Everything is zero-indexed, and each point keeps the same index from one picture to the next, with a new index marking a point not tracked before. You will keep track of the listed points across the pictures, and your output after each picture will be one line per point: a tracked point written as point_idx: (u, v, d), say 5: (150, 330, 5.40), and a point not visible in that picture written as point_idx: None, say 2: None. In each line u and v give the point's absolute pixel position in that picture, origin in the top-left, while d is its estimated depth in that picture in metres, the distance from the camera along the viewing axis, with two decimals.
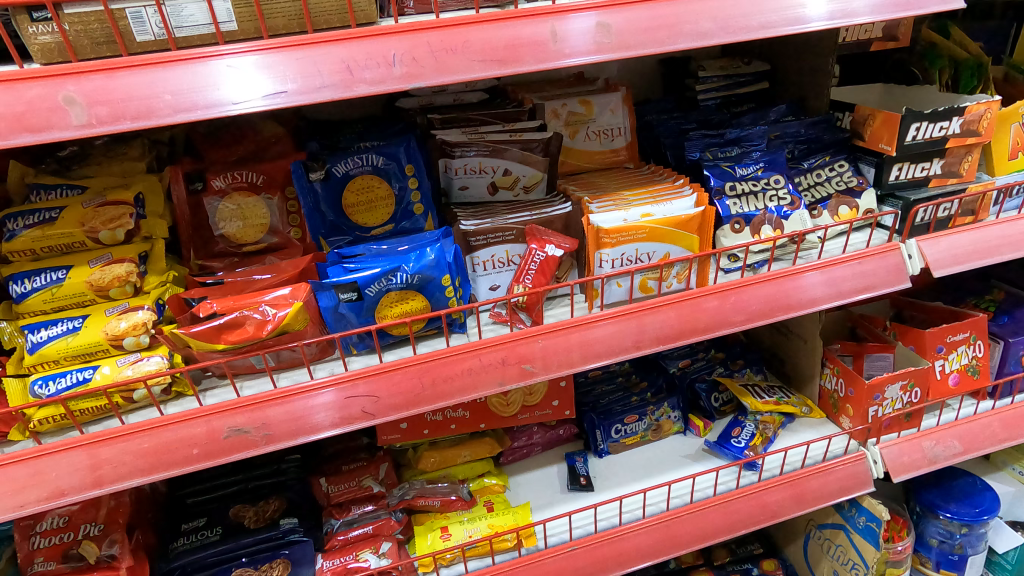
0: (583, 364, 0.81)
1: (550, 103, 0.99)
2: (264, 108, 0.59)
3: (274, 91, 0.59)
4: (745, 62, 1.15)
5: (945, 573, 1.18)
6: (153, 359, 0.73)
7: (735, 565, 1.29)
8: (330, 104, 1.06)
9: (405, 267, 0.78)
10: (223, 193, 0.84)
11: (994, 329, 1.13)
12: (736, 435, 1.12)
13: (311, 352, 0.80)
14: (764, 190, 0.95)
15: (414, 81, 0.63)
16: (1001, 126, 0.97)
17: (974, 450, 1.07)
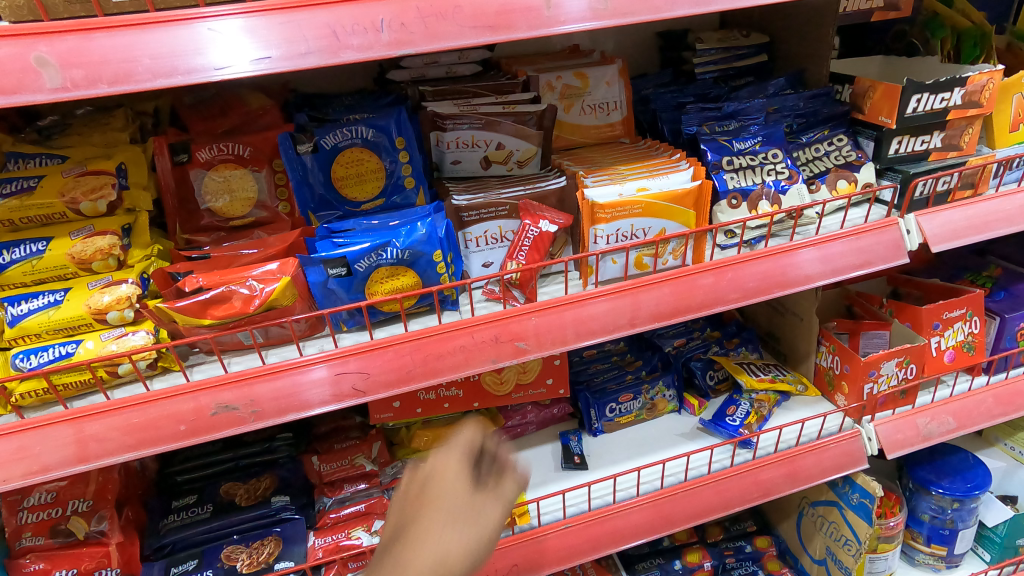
0: (577, 342, 0.80)
1: (545, 76, 0.97)
2: (249, 74, 0.57)
3: (259, 56, 0.57)
4: (743, 34, 1.12)
5: (935, 548, 1.18)
6: (139, 334, 0.71)
7: (729, 542, 1.30)
8: (320, 76, 1.04)
9: (396, 242, 0.76)
10: (209, 165, 0.82)
11: (991, 304, 1.12)
12: (731, 414, 1.11)
13: (300, 329, 0.79)
14: (761, 164, 0.93)
15: (403, 47, 0.61)
16: (1003, 97, 0.96)
17: (968, 425, 1.07)
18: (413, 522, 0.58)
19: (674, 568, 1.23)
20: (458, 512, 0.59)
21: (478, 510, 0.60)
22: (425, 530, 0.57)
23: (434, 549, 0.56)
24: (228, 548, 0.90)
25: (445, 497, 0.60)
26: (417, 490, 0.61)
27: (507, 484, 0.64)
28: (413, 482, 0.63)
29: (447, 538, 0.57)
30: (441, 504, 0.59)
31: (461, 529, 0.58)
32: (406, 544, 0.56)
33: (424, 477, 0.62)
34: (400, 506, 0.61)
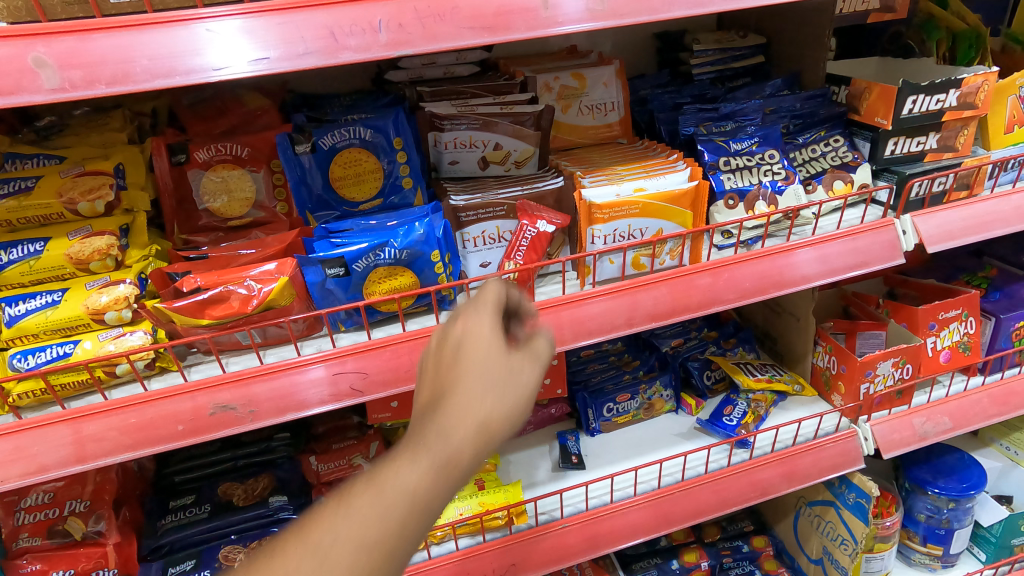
0: (575, 342, 0.80)
1: (542, 77, 0.97)
2: (247, 75, 0.57)
3: (257, 57, 0.57)
4: (740, 36, 1.13)
5: (931, 547, 1.19)
6: (137, 334, 0.72)
7: (726, 542, 1.31)
8: (318, 76, 1.04)
9: (394, 243, 0.76)
10: (207, 165, 0.82)
11: (987, 305, 1.13)
12: (728, 414, 1.12)
13: (298, 329, 0.79)
14: (758, 165, 0.93)
15: (401, 48, 0.61)
16: (998, 98, 0.96)
17: (964, 426, 1.08)
18: (444, 386, 0.48)
19: (672, 567, 1.24)
20: (496, 375, 0.49)
21: (519, 371, 0.50)
22: (458, 394, 0.47)
23: (473, 414, 0.46)
24: (225, 549, 0.90)
25: (479, 356, 0.49)
26: (445, 354, 0.51)
27: (542, 343, 0.54)
28: (438, 344, 0.52)
29: (486, 402, 0.47)
30: (473, 364, 0.49)
31: (500, 392, 0.48)
32: (441, 410, 0.47)
33: (452, 339, 0.51)
34: (428, 372, 0.51)
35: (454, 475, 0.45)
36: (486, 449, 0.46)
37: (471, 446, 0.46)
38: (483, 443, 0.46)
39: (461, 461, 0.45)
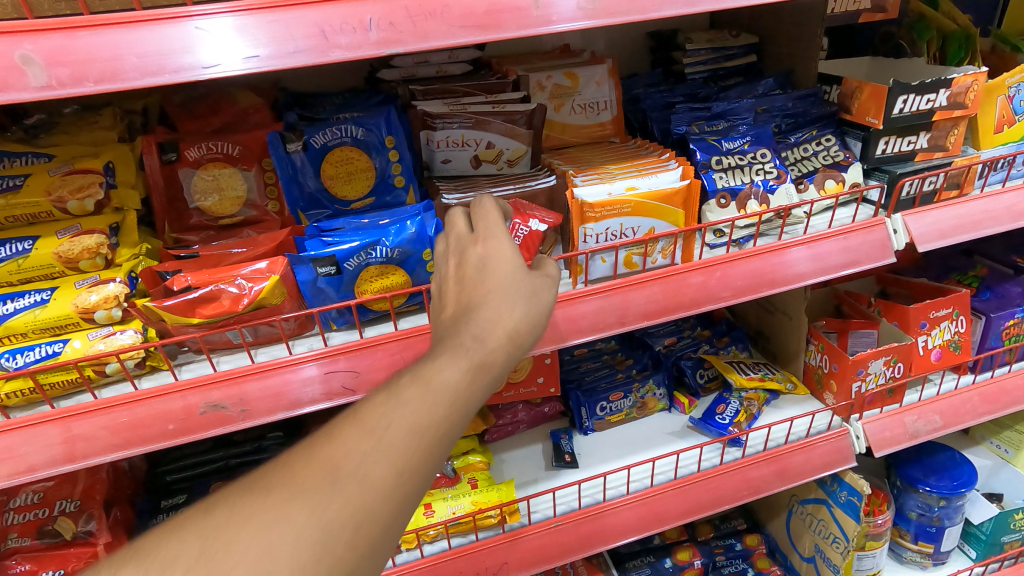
0: (568, 340, 0.80)
1: (535, 75, 0.97)
2: (236, 74, 0.57)
3: (248, 55, 0.57)
4: (732, 35, 1.13)
5: (922, 545, 1.20)
6: (127, 333, 0.71)
7: (719, 541, 1.32)
8: (310, 74, 1.03)
9: (385, 241, 0.76)
10: (198, 164, 0.82)
11: (977, 304, 1.13)
12: (722, 412, 1.12)
13: (290, 328, 0.79)
14: (750, 164, 0.94)
15: (392, 47, 0.61)
16: (988, 98, 0.97)
17: (955, 424, 1.08)
18: (474, 296, 0.51)
19: (665, 565, 1.24)
20: (520, 288, 0.52)
21: (539, 286, 0.53)
22: (489, 303, 0.50)
23: (505, 320, 0.49)
24: None
25: (502, 272, 0.53)
26: (469, 270, 0.54)
27: (553, 266, 0.58)
28: (459, 264, 0.56)
29: (515, 311, 0.50)
30: (499, 278, 0.52)
31: (525, 303, 0.51)
32: (475, 315, 0.49)
33: (474, 258, 0.55)
34: (454, 286, 0.54)
35: (492, 373, 0.48)
36: (516, 352, 0.50)
37: (504, 348, 0.49)
38: (515, 347, 0.49)
39: (497, 361, 0.48)
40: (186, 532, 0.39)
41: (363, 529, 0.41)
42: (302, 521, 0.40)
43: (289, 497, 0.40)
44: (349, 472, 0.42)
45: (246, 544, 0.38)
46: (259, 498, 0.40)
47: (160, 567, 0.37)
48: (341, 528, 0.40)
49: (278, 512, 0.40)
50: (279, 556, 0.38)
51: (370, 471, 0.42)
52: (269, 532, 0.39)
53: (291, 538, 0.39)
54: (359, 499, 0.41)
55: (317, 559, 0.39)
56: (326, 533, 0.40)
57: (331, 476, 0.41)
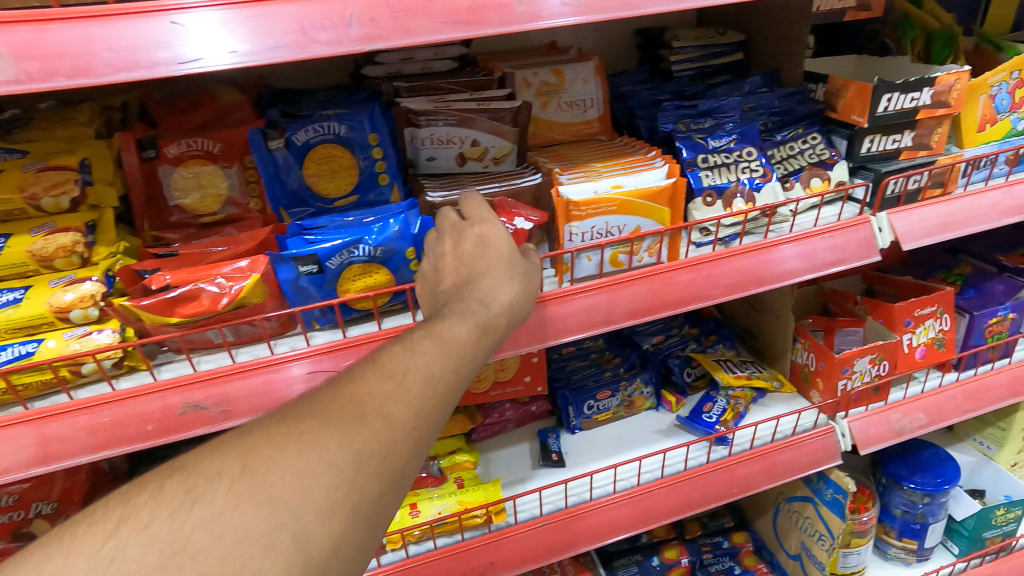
0: (553, 339, 0.80)
1: (521, 72, 0.96)
2: (216, 70, 0.56)
3: (233, 50, 0.56)
4: (719, 33, 1.12)
5: (906, 541, 1.20)
6: (104, 332, 0.70)
7: (706, 538, 1.33)
8: (294, 70, 1.02)
9: (368, 240, 0.75)
10: (178, 161, 0.81)
11: (961, 302, 1.14)
12: (708, 410, 1.12)
13: (272, 327, 0.78)
14: (736, 162, 0.93)
15: (373, 43, 0.61)
16: (971, 97, 0.97)
17: (939, 421, 1.09)
18: (477, 270, 0.65)
19: (652, 564, 1.24)
20: (512, 267, 0.66)
21: (528, 269, 0.68)
22: (490, 277, 0.64)
23: (503, 291, 0.63)
24: None
25: (499, 252, 0.67)
26: (469, 248, 0.67)
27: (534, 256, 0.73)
28: (459, 244, 0.69)
29: (511, 285, 0.64)
30: (496, 258, 0.66)
31: (515, 284, 0.65)
32: (480, 284, 0.63)
33: (474, 239, 0.68)
34: (456, 261, 0.67)
35: (492, 333, 0.60)
36: (509, 320, 0.63)
37: (501, 314, 0.61)
38: (508, 315, 0.62)
39: (496, 325, 0.61)
40: (234, 450, 0.45)
41: (386, 459, 0.48)
42: (336, 442, 0.46)
43: (323, 425, 0.47)
44: (375, 407, 0.49)
45: (289, 460, 0.45)
46: (297, 425, 0.47)
47: (214, 476, 0.43)
48: (368, 456, 0.47)
49: (315, 436, 0.46)
50: (317, 471, 0.45)
51: (393, 408, 0.49)
52: (306, 453, 0.45)
53: (327, 457, 0.46)
54: (384, 430, 0.48)
55: (348, 478, 0.46)
56: (356, 458, 0.46)
57: (360, 410, 0.49)
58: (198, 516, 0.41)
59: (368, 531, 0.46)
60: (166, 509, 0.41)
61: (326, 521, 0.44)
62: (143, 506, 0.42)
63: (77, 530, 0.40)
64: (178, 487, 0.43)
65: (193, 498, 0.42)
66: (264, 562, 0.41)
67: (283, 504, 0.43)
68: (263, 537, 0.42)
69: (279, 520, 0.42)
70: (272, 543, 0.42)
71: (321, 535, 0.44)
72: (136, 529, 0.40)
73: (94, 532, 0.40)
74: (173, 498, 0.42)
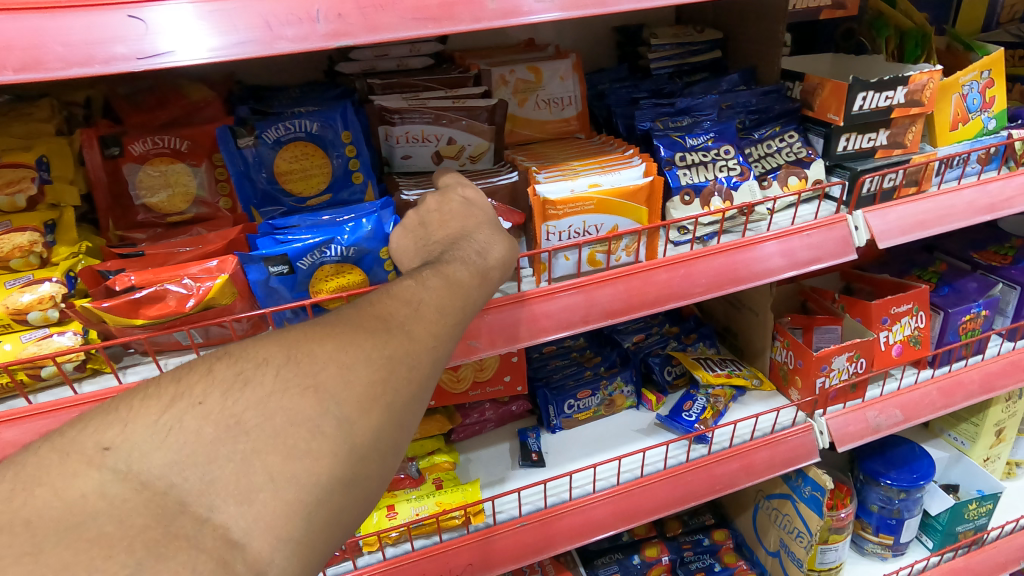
0: (530, 339, 0.79)
1: (498, 69, 0.96)
2: (188, 64, 0.55)
3: (212, 46, 0.55)
4: (697, 30, 1.12)
5: (883, 537, 1.22)
6: (66, 335, 0.69)
7: (687, 536, 1.33)
8: (267, 67, 1.01)
9: (340, 240, 0.74)
10: (143, 159, 0.79)
11: (937, 300, 1.15)
12: (688, 409, 1.12)
13: (242, 329, 0.76)
14: (713, 160, 0.93)
15: (341, 39, 0.59)
16: (943, 96, 0.98)
17: (915, 418, 1.10)
18: (468, 225, 0.65)
19: (633, 562, 1.24)
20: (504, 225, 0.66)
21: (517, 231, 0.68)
22: (482, 232, 0.64)
23: (497, 246, 0.62)
24: None
25: (484, 214, 0.67)
26: (456, 206, 0.67)
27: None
28: (443, 203, 0.69)
29: (503, 239, 0.63)
30: (484, 217, 0.66)
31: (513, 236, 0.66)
32: (474, 236, 0.63)
33: (460, 199, 0.68)
34: (445, 218, 0.67)
35: (491, 283, 0.60)
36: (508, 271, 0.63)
37: (500, 265, 0.61)
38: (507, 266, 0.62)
39: (493, 276, 0.60)
40: (275, 341, 0.47)
41: (416, 367, 0.48)
42: (369, 346, 0.47)
43: (354, 331, 0.48)
44: (400, 321, 0.50)
45: (329, 355, 0.46)
46: (332, 328, 0.48)
47: (262, 362, 0.45)
48: (399, 361, 0.48)
49: (349, 337, 0.48)
50: (355, 367, 0.46)
51: (415, 326, 0.50)
52: (342, 352, 0.47)
53: (362, 357, 0.47)
54: (409, 342, 0.49)
55: (383, 377, 0.47)
56: (388, 362, 0.47)
57: (386, 323, 0.50)
58: (249, 396, 0.43)
59: (402, 431, 0.47)
60: (218, 388, 0.43)
61: (365, 413, 0.45)
62: (196, 384, 0.43)
63: (135, 403, 0.43)
64: (229, 369, 0.44)
65: (244, 380, 0.44)
66: (312, 444, 0.42)
67: (325, 393, 0.44)
68: (309, 420, 0.43)
69: (323, 407, 0.44)
70: (317, 427, 0.43)
71: (361, 426, 0.45)
72: (191, 404, 0.42)
73: (153, 404, 0.42)
74: (225, 378, 0.44)
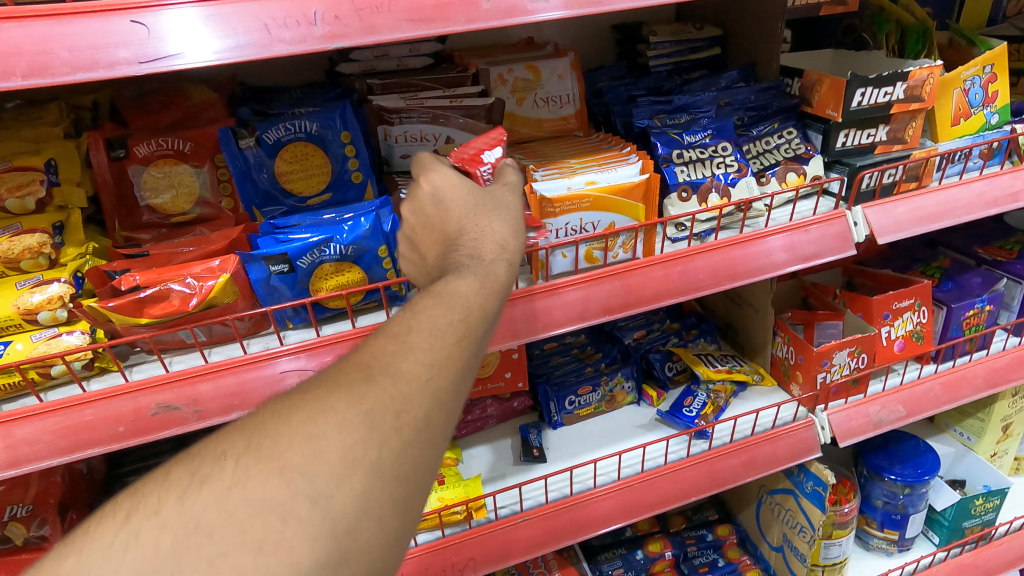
0: (529, 335, 0.80)
1: (496, 69, 0.96)
2: (195, 66, 0.56)
3: (220, 47, 0.57)
4: (697, 27, 1.12)
5: (888, 532, 1.21)
6: (74, 334, 0.70)
7: (690, 531, 1.34)
8: (269, 69, 1.02)
9: (339, 238, 0.75)
10: (148, 161, 0.81)
11: (939, 295, 1.14)
12: (688, 405, 1.13)
13: (244, 327, 0.78)
14: (711, 157, 0.94)
15: (337, 41, 0.60)
16: (944, 91, 0.97)
17: (918, 413, 1.10)
18: (452, 229, 0.60)
19: (637, 558, 1.25)
20: (493, 211, 0.61)
21: (504, 201, 0.63)
22: (468, 229, 0.59)
23: (487, 234, 0.58)
24: None
25: (459, 200, 0.62)
26: (428, 210, 0.63)
27: (513, 173, 0.69)
28: (416, 206, 0.65)
29: (489, 225, 0.59)
30: (461, 206, 0.62)
31: (504, 218, 0.61)
32: (462, 239, 0.58)
33: (429, 195, 0.64)
34: (428, 231, 0.64)
35: (496, 280, 0.54)
36: (513, 264, 0.57)
37: (496, 257, 0.56)
38: (510, 261, 0.57)
39: (496, 272, 0.55)
40: (238, 429, 0.43)
41: (404, 413, 0.44)
42: (342, 407, 0.43)
43: (328, 392, 0.44)
44: (382, 367, 0.46)
45: (295, 429, 0.42)
46: (302, 397, 0.44)
47: (219, 456, 0.41)
48: (380, 413, 0.43)
49: (320, 402, 0.43)
50: (327, 435, 0.42)
51: (401, 364, 0.46)
52: (313, 419, 0.42)
53: (336, 420, 0.43)
54: (394, 386, 0.45)
55: (362, 437, 0.42)
56: (367, 417, 0.43)
57: (366, 372, 0.45)
58: (206, 494, 0.39)
59: (397, 489, 0.43)
60: (174, 492, 0.40)
61: (346, 482, 0.41)
62: (150, 493, 0.40)
63: (87, 528, 0.39)
64: (184, 471, 0.41)
65: (200, 478, 0.40)
66: (285, 532, 0.39)
67: (295, 471, 0.40)
68: (279, 506, 0.39)
69: (294, 488, 0.40)
70: (289, 511, 0.39)
71: (344, 497, 0.41)
72: (143, 517, 0.38)
73: (103, 527, 0.39)
74: (179, 481, 0.40)
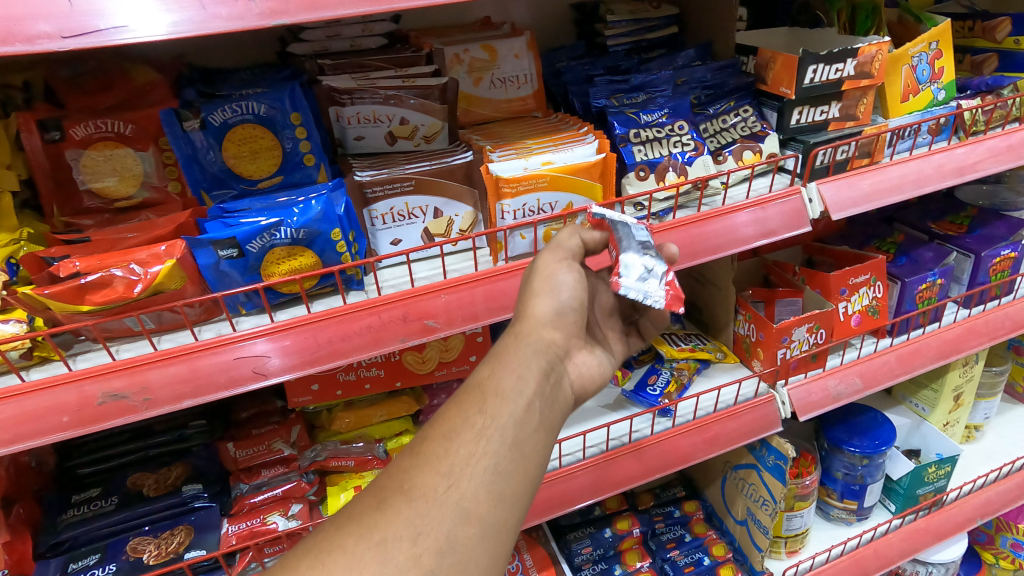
0: (488, 317, 0.80)
1: (451, 48, 0.95)
2: (146, 40, 0.54)
3: (170, 21, 0.55)
4: (654, 5, 1.11)
5: (847, 502, 1.25)
6: (10, 323, 0.69)
7: (658, 508, 1.36)
8: (217, 50, 1.00)
9: (289, 222, 0.74)
10: (86, 143, 0.78)
11: (894, 270, 1.17)
12: (652, 383, 1.15)
13: (195, 314, 0.77)
14: (668, 136, 0.93)
15: (278, 17, 0.58)
16: (892, 68, 0.99)
17: (875, 385, 1.12)
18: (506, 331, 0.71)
19: (605, 536, 1.26)
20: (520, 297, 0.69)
21: (531, 275, 0.70)
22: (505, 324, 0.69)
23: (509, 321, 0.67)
24: (135, 540, 0.87)
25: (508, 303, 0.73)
26: None
27: (569, 237, 0.74)
28: None
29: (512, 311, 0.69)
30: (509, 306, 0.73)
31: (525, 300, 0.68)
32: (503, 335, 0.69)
33: None
34: None
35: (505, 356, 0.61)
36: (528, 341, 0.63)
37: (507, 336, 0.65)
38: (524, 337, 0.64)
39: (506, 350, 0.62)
40: None
41: (418, 536, 0.46)
42: (354, 541, 0.45)
43: (340, 528, 0.46)
44: (394, 491, 0.48)
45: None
46: (314, 540, 0.46)
47: None
48: (392, 543, 0.45)
49: (331, 543, 0.45)
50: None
51: (414, 481, 0.49)
52: (322, 562, 0.44)
53: (347, 559, 0.44)
54: (405, 508, 0.47)
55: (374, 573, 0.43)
56: (378, 549, 0.45)
57: (380, 499, 0.48)
58: None
59: None
60: None
61: None
62: None
63: None
64: None
65: None
66: None
67: None
68: None
69: None
70: None
71: None
72: None
73: None
74: None
